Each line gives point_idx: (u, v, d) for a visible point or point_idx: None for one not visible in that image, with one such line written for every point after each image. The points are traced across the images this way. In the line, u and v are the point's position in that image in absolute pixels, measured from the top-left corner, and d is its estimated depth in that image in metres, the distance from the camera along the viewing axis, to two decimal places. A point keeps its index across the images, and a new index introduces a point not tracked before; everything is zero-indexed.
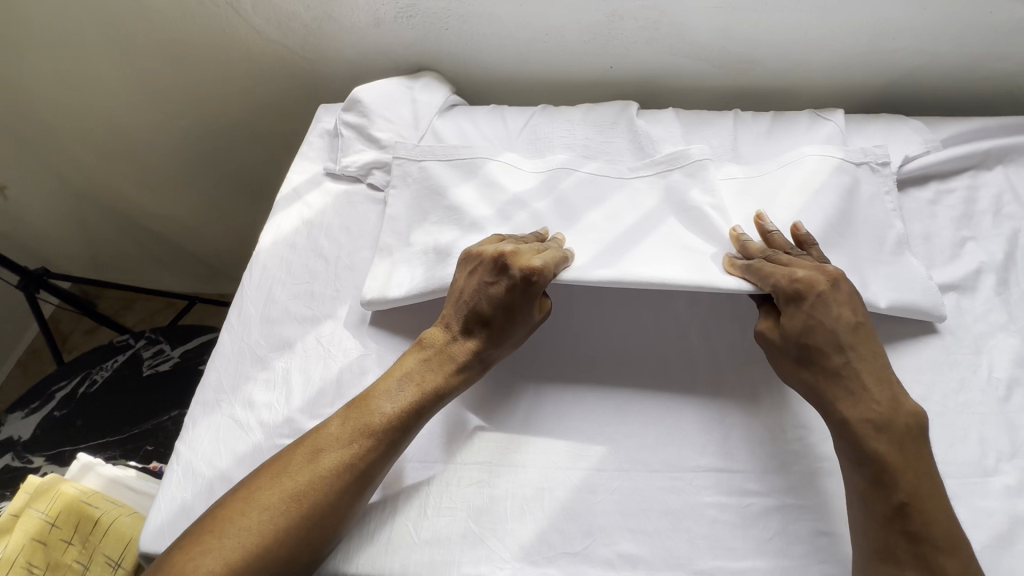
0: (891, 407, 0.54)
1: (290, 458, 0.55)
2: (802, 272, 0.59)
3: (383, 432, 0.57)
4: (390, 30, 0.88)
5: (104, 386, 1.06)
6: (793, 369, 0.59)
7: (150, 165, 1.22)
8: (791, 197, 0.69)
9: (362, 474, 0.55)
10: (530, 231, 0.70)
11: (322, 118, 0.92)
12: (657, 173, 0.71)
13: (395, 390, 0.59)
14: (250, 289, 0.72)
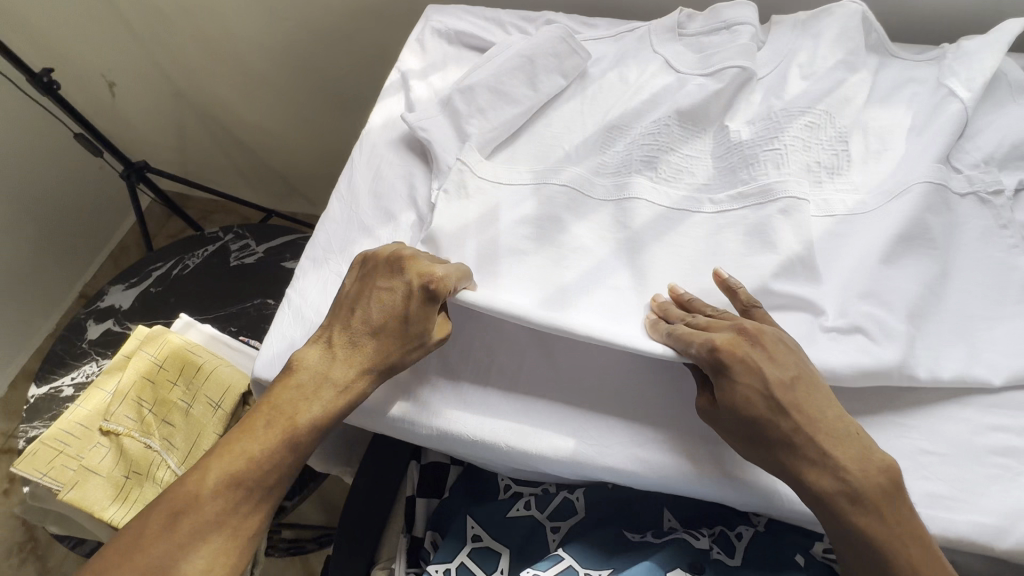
0: (864, 474, 0.52)
1: (145, 525, 0.53)
2: (717, 339, 0.55)
3: (252, 480, 0.55)
4: None
5: (195, 271, 1.27)
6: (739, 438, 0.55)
7: (291, 73, 1.34)
8: (890, 244, 0.63)
9: (235, 527, 0.54)
10: (617, 231, 0.67)
11: (432, 16, 0.93)
12: (747, 206, 0.66)
13: (258, 430, 0.56)
14: (360, 164, 0.77)
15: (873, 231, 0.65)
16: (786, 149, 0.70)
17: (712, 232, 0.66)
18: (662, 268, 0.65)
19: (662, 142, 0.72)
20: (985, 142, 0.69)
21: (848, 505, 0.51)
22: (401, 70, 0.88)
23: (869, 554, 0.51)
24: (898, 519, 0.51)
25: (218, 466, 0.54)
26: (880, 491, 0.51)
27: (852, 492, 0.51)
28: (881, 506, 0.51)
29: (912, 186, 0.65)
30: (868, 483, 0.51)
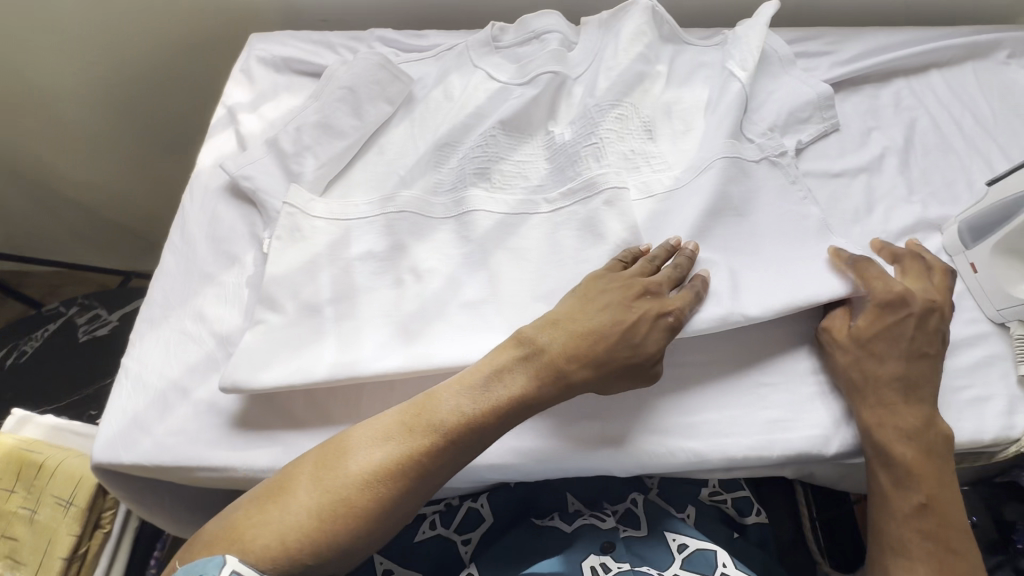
0: (924, 425, 0.57)
1: (347, 441, 0.52)
2: (885, 280, 0.61)
3: (478, 424, 0.53)
4: None
5: (35, 355, 1.11)
6: (847, 353, 0.59)
7: (122, 119, 1.23)
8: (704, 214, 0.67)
9: (416, 476, 0.51)
10: (464, 238, 0.69)
11: (255, 45, 0.90)
12: (576, 200, 0.69)
13: (462, 392, 0.54)
14: (194, 211, 0.72)
15: (689, 201, 0.69)
16: (603, 143, 0.75)
17: (548, 230, 0.69)
18: (511, 267, 0.67)
19: (492, 153, 0.76)
20: (767, 108, 0.79)
21: (899, 442, 0.56)
22: (227, 104, 0.83)
23: (899, 480, 0.57)
24: (928, 467, 0.56)
25: (395, 439, 0.52)
26: (919, 438, 0.56)
27: (900, 425, 0.57)
28: (919, 451, 0.56)
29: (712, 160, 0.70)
30: (920, 424, 0.57)
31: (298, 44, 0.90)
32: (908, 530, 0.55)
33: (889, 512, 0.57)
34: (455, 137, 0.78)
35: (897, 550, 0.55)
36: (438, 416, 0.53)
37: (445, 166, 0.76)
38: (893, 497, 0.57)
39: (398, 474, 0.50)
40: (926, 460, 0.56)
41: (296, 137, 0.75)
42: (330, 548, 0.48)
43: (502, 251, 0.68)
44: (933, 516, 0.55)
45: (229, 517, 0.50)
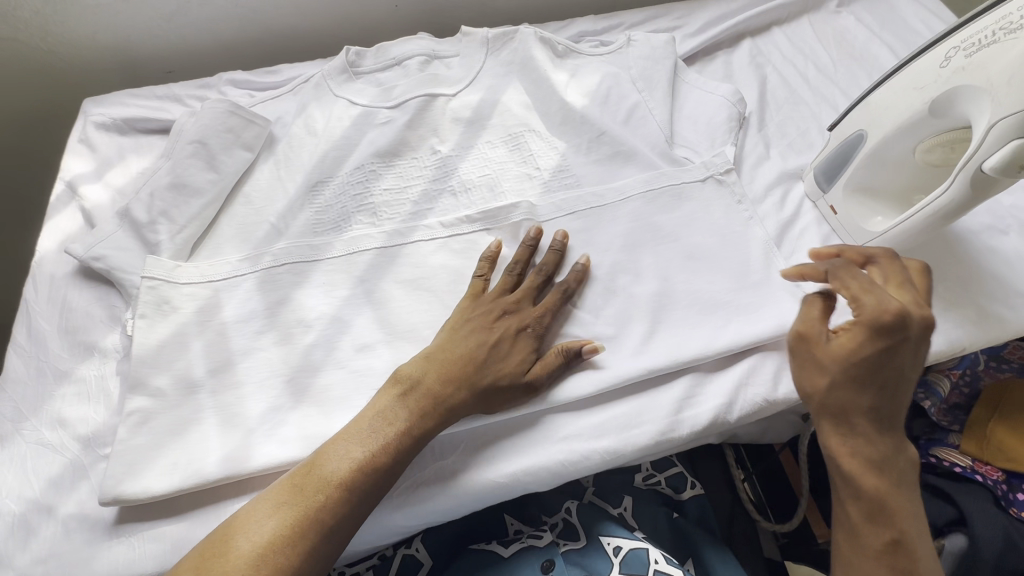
0: (886, 442, 0.53)
1: (247, 514, 0.47)
2: (875, 298, 0.51)
3: (380, 468, 0.50)
4: (142, 2, 0.84)
5: None
6: (824, 373, 0.53)
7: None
8: (590, 225, 0.70)
9: (321, 539, 0.47)
10: (346, 277, 0.66)
11: (90, 111, 0.82)
12: (477, 230, 0.69)
13: (365, 432, 0.51)
14: (39, 304, 0.65)
15: (590, 210, 0.71)
16: (476, 163, 0.76)
17: (429, 258, 0.68)
18: (395, 302, 0.64)
19: (364, 183, 0.73)
20: (628, 89, 0.80)
21: (869, 467, 0.52)
22: (65, 179, 0.75)
23: (874, 513, 0.51)
24: (904, 503, 0.51)
25: (282, 511, 0.47)
26: (884, 455, 0.52)
27: (873, 450, 0.52)
28: (887, 484, 0.51)
29: (574, 172, 0.76)
30: (886, 438, 0.53)
31: (143, 102, 0.84)
32: (881, 565, 0.49)
33: (864, 549, 0.51)
34: (325, 172, 0.74)
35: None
36: (328, 474, 0.49)
37: (316, 203, 0.72)
38: (868, 534, 0.51)
39: (287, 549, 0.45)
40: (902, 494, 0.51)
41: (147, 202, 0.69)
42: None
43: (386, 284, 0.65)
44: (908, 553, 0.49)
45: None
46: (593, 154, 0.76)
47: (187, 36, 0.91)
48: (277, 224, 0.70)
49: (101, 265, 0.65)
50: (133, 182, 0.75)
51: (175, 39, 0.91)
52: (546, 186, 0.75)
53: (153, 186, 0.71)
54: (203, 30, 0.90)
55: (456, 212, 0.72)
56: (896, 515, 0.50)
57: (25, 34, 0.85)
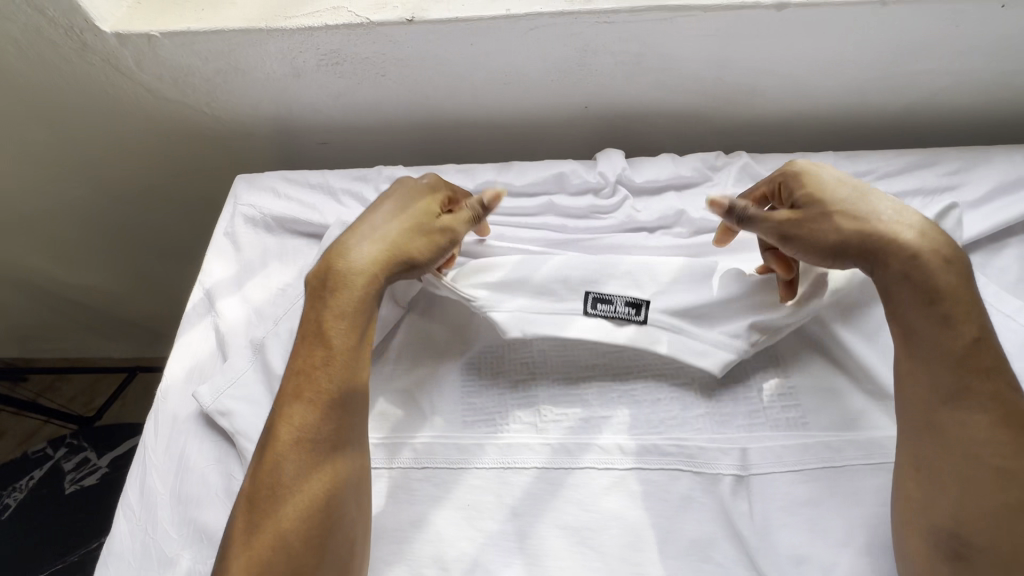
0: (922, 237, 0.52)
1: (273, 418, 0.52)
2: (824, 176, 0.56)
3: (345, 320, 0.54)
4: (314, 79, 0.76)
5: (19, 510, 0.97)
6: (832, 232, 0.54)
7: (125, 243, 1.10)
8: (818, 497, 0.52)
9: (336, 403, 0.51)
10: (498, 504, 0.53)
11: (242, 195, 0.75)
12: (666, 470, 0.54)
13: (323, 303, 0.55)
14: (156, 451, 0.57)
15: (822, 475, 0.53)
16: (671, 361, 0.59)
17: (599, 500, 0.53)
18: (552, 558, 0.51)
19: (530, 366, 0.60)
20: None
21: (955, 371, 0.48)
22: (206, 284, 0.69)
23: (947, 394, 0.48)
24: (959, 299, 0.50)
25: (296, 379, 0.52)
26: (956, 281, 0.50)
27: (932, 272, 0.50)
28: (926, 263, 0.51)
29: (800, 401, 0.57)
30: (960, 292, 0.50)
31: (294, 190, 0.75)
32: (963, 436, 0.47)
33: (950, 433, 0.47)
34: (485, 339, 0.61)
35: (971, 481, 0.46)
36: (320, 331, 0.54)
37: (470, 380, 0.59)
38: (947, 418, 0.48)
39: (324, 411, 0.51)
40: (990, 383, 0.48)
41: (288, 350, 0.60)
42: (306, 532, 0.47)
43: (544, 529, 0.52)
44: (999, 410, 0.47)
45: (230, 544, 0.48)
46: (828, 380, 0.58)
47: (352, 110, 0.81)
48: (423, 403, 0.59)
49: (228, 424, 0.57)
50: (274, 302, 0.66)
51: (339, 115, 0.82)
52: (762, 416, 0.56)
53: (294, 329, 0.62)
54: (371, 107, 0.81)
55: (639, 432, 0.56)
56: (980, 373, 0.48)
57: (192, 97, 0.79)
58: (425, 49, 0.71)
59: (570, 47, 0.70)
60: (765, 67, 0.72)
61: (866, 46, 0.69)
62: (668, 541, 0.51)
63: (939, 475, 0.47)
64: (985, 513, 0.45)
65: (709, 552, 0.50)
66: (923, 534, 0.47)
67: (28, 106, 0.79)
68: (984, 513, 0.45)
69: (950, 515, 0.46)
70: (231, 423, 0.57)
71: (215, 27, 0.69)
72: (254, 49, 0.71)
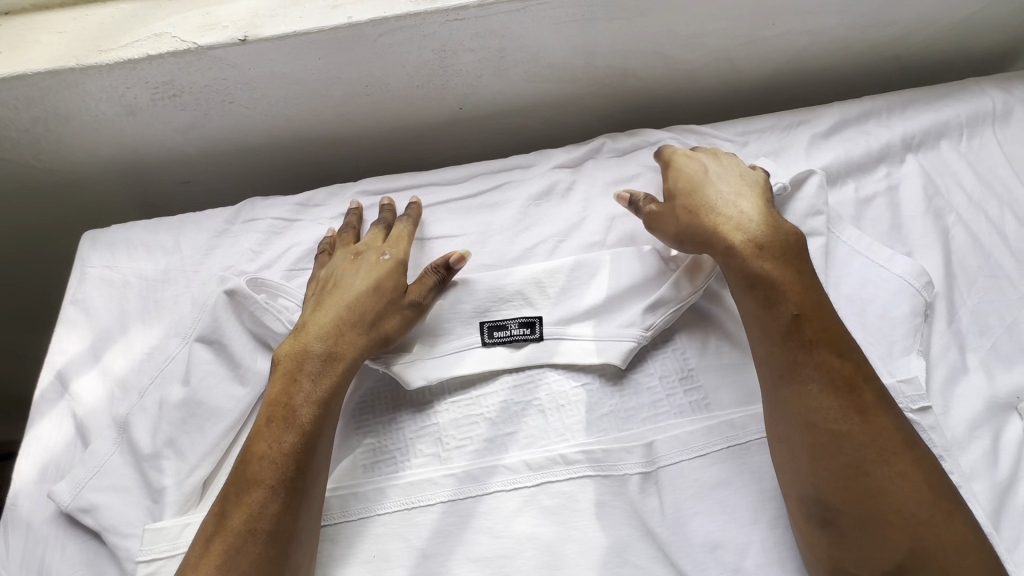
0: (745, 227, 0.55)
1: (227, 499, 0.48)
2: (691, 171, 0.62)
3: (319, 391, 0.52)
4: (152, 115, 0.69)
5: None
6: (678, 225, 0.59)
7: None
8: (725, 476, 0.52)
9: (293, 482, 0.48)
10: (407, 548, 0.50)
11: (89, 258, 0.68)
12: (576, 478, 0.52)
13: (295, 372, 0.53)
14: (11, 568, 0.51)
15: (727, 454, 0.53)
16: (570, 364, 0.57)
17: (511, 524, 0.51)
18: None
19: (427, 393, 0.57)
20: None
21: (777, 347, 0.50)
22: (57, 365, 0.61)
23: (780, 371, 0.50)
24: (783, 279, 0.52)
25: (256, 454, 0.49)
26: (768, 263, 0.53)
27: (744, 258, 0.54)
28: (739, 246, 0.54)
29: (700, 382, 0.57)
30: (777, 270, 0.52)
31: (151, 241, 0.68)
32: (799, 408, 0.48)
33: (787, 408, 0.49)
34: (377, 374, 0.58)
35: (813, 452, 0.47)
36: (282, 406, 0.51)
37: (365, 420, 0.56)
38: (782, 394, 0.49)
39: (279, 488, 0.47)
40: (818, 352, 0.49)
41: (156, 423, 0.55)
42: None
43: (456, 565, 0.49)
44: (828, 377, 0.48)
45: None
46: (724, 357, 0.58)
47: (205, 143, 0.74)
48: None
49: (93, 521, 0.51)
50: (140, 370, 0.60)
51: (194, 149, 0.75)
52: (665, 405, 0.56)
53: (161, 399, 0.56)
54: (227, 138, 0.74)
55: (545, 444, 0.54)
56: (802, 348, 0.49)
57: (15, 152, 0.71)
58: (268, 68, 0.65)
59: (427, 50, 0.67)
60: (629, 48, 0.71)
61: (721, 15, 0.69)
62: (584, 553, 0.49)
63: (792, 449, 0.48)
64: (830, 479, 0.46)
65: (625, 555, 0.49)
66: (795, 505, 0.48)
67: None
68: (832, 476, 0.46)
69: (802, 484, 0.47)
70: (96, 518, 0.51)
71: (16, 72, 0.61)
72: (71, 91, 0.64)
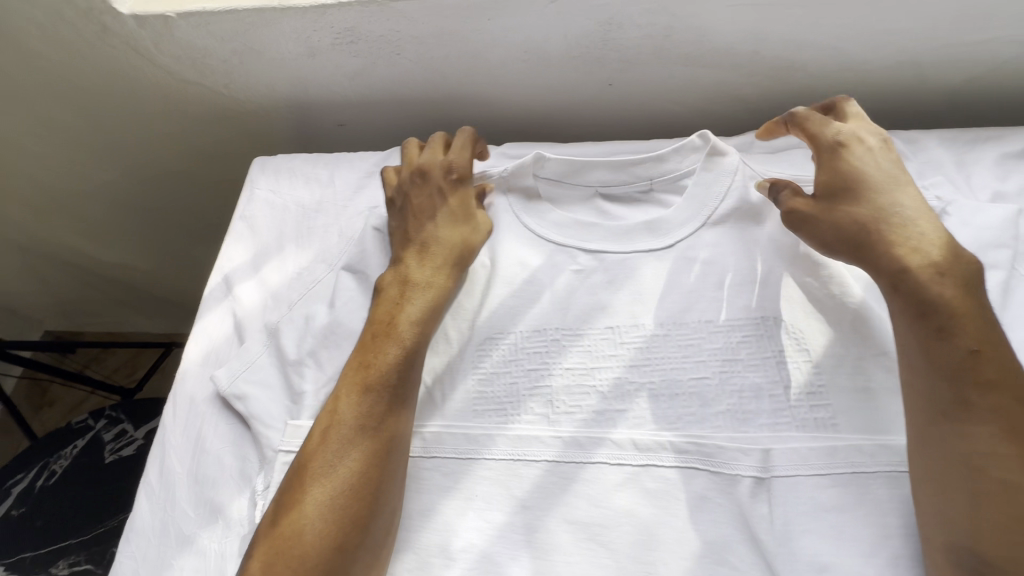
0: (922, 245, 0.50)
1: (337, 395, 0.53)
2: (860, 163, 0.55)
3: (417, 316, 0.56)
4: (328, 59, 0.75)
5: (63, 478, 1.03)
6: (835, 224, 0.54)
7: (155, 222, 1.14)
8: (843, 502, 0.49)
9: (396, 390, 0.52)
10: (510, 498, 0.53)
11: (257, 180, 0.76)
12: (683, 467, 0.52)
13: (397, 299, 0.57)
14: (176, 433, 0.59)
15: (851, 480, 0.50)
16: (690, 355, 0.57)
17: (611, 496, 0.52)
18: (562, 554, 0.50)
19: (545, 355, 0.58)
20: None
21: (944, 384, 0.46)
22: (223, 270, 0.69)
23: (946, 407, 0.45)
24: (967, 316, 0.47)
25: (362, 362, 0.54)
26: (950, 289, 0.48)
27: (919, 282, 0.49)
28: (908, 266, 0.49)
29: (830, 401, 0.54)
30: (957, 300, 0.47)
31: (310, 173, 0.75)
32: (961, 451, 0.44)
33: (945, 450, 0.45)
34: (498, 326, 0.60)
35: (978, 496, 0.43)
36: (388, 323, 0.56)
37: (482, 368, 0.58)
38: (943, 433, 0.45)
39: (381, 393, 0.52)
40: (994, 394, 0.44)
41: (301, 335, 0.61)
42: (365, 509, 0.47)
43: (553, 523, 0.51)
44: (1006, 423, 0.44)
45: (281, 507, 0.48)
46: (862, 379, 0.54)
47: (365, 90, 0.80)
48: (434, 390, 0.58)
49: (243, 408, 0.58)
50: (289, 285, 0.67)
51: (354, 96, 0.81)
52: (787, 416, 0.53)
53: (308, 314, 0.62)
54: (385, 89, 0.79)
55: (654, 428, 0.54)
56: (978, 387, 0.45)
57: (211, 79, 0.80)
58: (440, 25, 0.69)
59: (593, 21, 0.66)
60: (805, 40, 0.67)
61: (922, 11, 0.62)
62: (681, 542, 0.49)
63: (944, 490, 0.44)
64: (995, 533, 0.41)
65: (724, 554, 0.49)
66: (940, 549, 0.44)
67: (67, 87, 0.83)
68: (996, 532, 0.41)
69: (960, 529, 0.43)
70: (245, 406, 0.58)
71: (228, 7, 0.69)
72: (269, 29, 0.71)
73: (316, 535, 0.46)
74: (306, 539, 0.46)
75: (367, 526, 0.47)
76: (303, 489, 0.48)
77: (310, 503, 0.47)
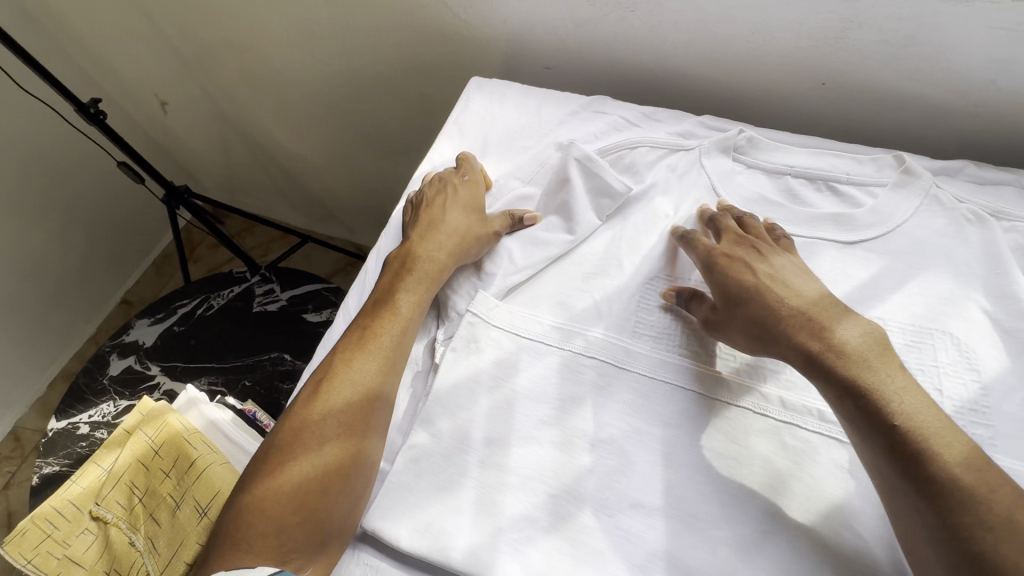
0: (830, 336, 0.53)
1: (337, 357, 0.60)
2: (745, 270, 0.59)
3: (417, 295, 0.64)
4: (566, 4, 0.82)
5: (219, 312, 1.23)
6: (751, 322, 0.56)
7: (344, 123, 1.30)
8: None
9: (391, 360, 0.60)
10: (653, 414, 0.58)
11: (472, 95, 0.85)
12: (823, 433, 0.55)
13: (405, 286, 0.64)
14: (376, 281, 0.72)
15: None
16: None
17: (748, 438, 0.55)
18: (691, 471, 0.54)
19: None
20: None
21: (881, 460, 0.48)
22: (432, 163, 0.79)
23: (891, 479, 0.47)
24: (885, 397, 0.49)
25: (365, 335, 0.61)
26: (868, 371, 0.50)
27: (834, 367, 0.51)
28: (823, 356, 0.52)
29: (993, 423, 0.54)
30: (873, 381, 0.49)
31: (519, 100, 0.84)
32: (920, 521, 0.45)
33: (908, 521, 0.46)
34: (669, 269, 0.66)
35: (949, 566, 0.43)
36: (386, 302, 0.63)
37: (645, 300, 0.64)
38: (900, 504, 0.47)
39: (379, 361, 0.59)
40: (928, 462, 0.46)
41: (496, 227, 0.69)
42: (346, 459, 0.54)
43: (687, 444, 0.56)
44: (948, 489, 0.44)
45: (275, 452, 0.55)
46: None
47: (585, 39, 0.87)
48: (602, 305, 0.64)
49: None
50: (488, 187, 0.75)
51: (572, 44, 0.88)
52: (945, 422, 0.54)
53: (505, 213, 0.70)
54: (604, 43, 0.86)
55: (801, 393, 0.57)
56: (904, 460, 0.46)
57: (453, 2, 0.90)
58: None
59: (835, 16, 0.69)
60: None
61: None
62: (810, 497, 0.52)
63: (923, 558, 0.45)
64: None
65: (850, 520, 0.51)
66: None
67: None
68: None
69: None
70: None
71: None
72: None
73: (301, 477, 0.53)
74: (295, 482, 0.52)
75: (346, 473, 0.54)
76: (295, 439, 0.55)
77: (297, 449, 0.54)
